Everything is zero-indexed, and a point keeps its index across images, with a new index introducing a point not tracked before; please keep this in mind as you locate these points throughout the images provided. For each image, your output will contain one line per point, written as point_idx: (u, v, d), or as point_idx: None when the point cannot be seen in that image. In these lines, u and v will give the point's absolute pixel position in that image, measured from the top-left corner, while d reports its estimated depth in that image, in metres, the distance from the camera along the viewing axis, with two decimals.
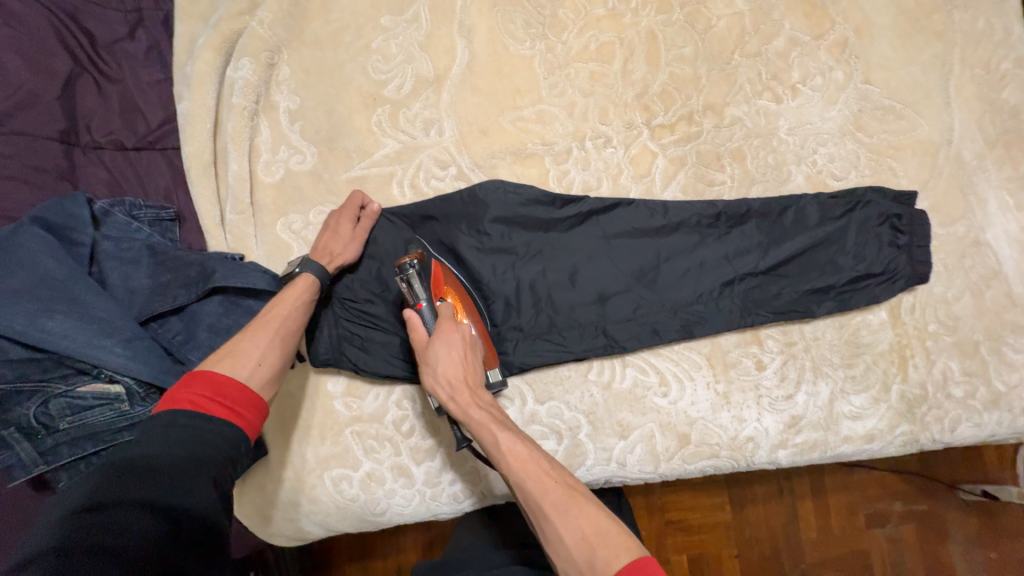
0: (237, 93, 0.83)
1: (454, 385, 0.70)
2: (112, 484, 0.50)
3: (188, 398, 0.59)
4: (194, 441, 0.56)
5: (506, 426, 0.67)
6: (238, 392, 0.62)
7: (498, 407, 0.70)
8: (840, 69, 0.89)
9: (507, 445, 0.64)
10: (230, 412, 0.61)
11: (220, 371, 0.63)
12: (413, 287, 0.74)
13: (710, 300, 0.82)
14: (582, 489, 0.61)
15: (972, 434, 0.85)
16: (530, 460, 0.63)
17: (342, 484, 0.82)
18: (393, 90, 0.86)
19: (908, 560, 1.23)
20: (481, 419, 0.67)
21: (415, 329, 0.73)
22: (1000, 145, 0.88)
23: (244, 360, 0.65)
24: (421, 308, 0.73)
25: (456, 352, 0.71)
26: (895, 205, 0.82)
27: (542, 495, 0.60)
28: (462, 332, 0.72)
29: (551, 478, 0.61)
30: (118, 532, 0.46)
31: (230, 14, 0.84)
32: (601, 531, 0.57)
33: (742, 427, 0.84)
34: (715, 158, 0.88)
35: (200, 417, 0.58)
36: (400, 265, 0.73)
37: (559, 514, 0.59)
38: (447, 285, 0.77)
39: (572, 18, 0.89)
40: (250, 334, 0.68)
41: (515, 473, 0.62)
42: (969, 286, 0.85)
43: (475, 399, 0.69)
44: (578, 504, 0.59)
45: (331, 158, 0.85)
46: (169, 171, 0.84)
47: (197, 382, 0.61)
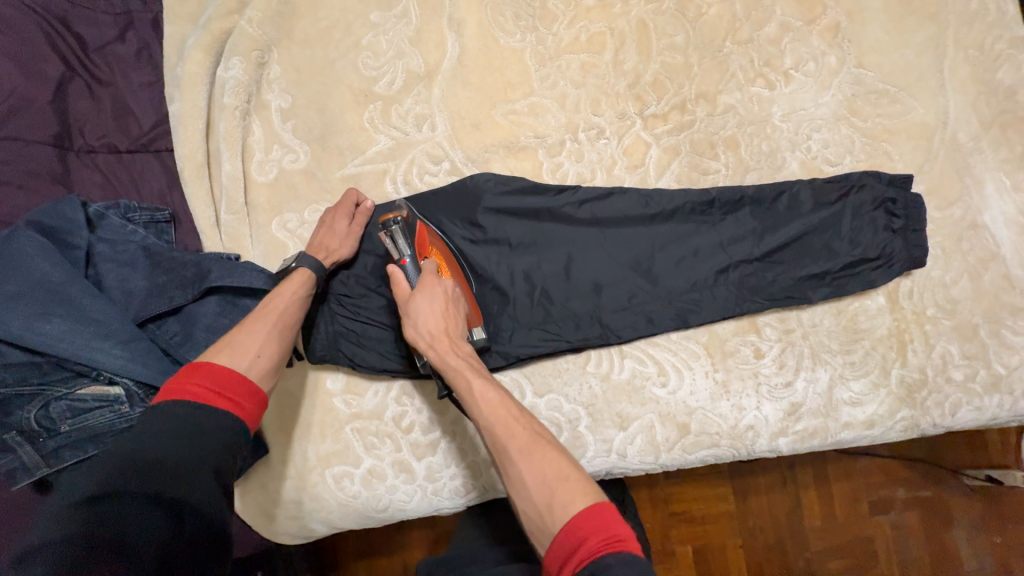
0: (228, 93, 0.83)
1: (432, 334, 0.69)
2: (116, 476, 0.50)
3: (190, 390, 0.58)
4: (195, 433, 0.55)
5: (481, 374, 0.66)
6: (240, 385, 0.61)
7: (476, 357, 0.69)
8: (832, 54, 0.88)
9: (480, 390, 0.63)
10: (232, 403, 0.60)
11: (220, 363, 0.62)
12: (398, 243, 0.74)
13: (706, 288, 0.82)
14: (551, 439, 0.61)
15: (972, 418, 0.85)
16: (502, 406, 0.62)
17: (344, 481, 0.82)
18: (384, 86, 0.86)
19: (913, 547, 1.23)
20: (457, 366, 0.66)
21: (397, 283, 0.72)
22: (995, 126, 0.88)
23: (243, 352, 0.64)
24: (405, 263, 0.73)
25: (436, 302, 0.70)
26: (890, 189, 0.82)
27: (511, 439, 0.59)
28: (445, 286, 0.71)
29: (521, 425, 0.61)
30: (123, 531, 0.46)
31: (219, 14, 0.84)
32: (563, 477, 0.56)
33: (742, 416, 0.84)
34: (709, 147, 0.88)
35: (202, 409, 0.57)
36: (385, 222, 0.74)
37: (524, 457, 0.58)
38: (431, 246, 0.77)
39: (562, 10, 0.88)
40: (248, 326, 0.67)
41: (486, 418, 0.61)
42: (966, 269, 0.85)
43: (453, 347, 0.68)
44: (545, 450, 0.59)
45: (324, 156, 0.85)
46: (162, 172, 0.84)
47: (197, 372, 0.60)
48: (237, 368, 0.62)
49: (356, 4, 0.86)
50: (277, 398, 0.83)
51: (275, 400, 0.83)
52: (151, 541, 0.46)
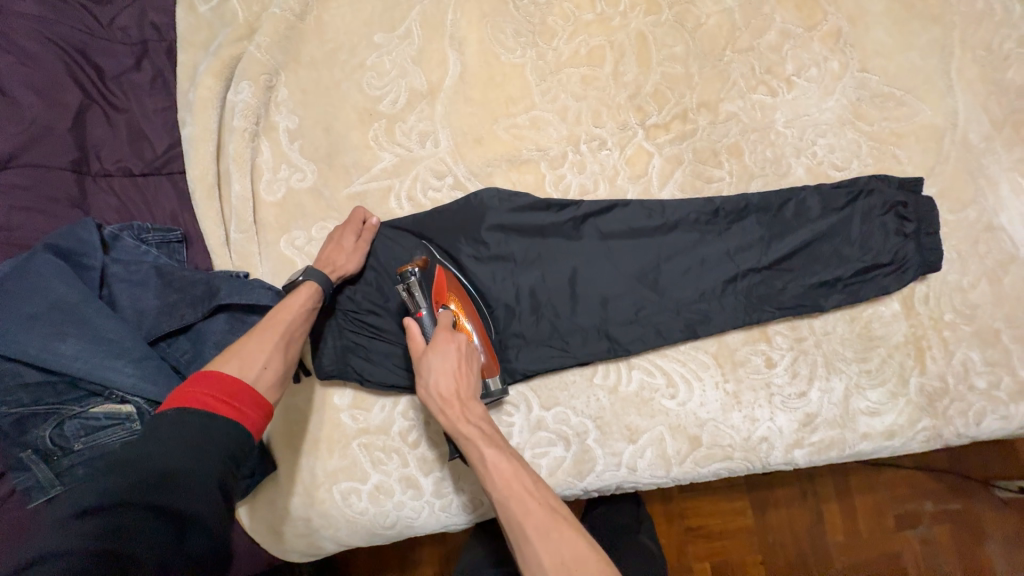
0: (238, 116, 0.85)
1: (446, 398, 0.68)
2: (122, 485, 0.50)
3: (196, 396, 0.59)
4: (204, 443, 0.56)
5: (495, 442, 0.65)
6: (245, 393, 0.62)
7: (490, 421, 0.68)
8: (835, 58, 0.88)
9: (494, 462, 0.63)
10: (239, 412, 0.61)
11: (230, 371, 0.64)
12: (414, 296, 0.74)
13: (713, 298, 0.81)
14: (567, 514, 0.60)
15: (999, 427, 0.81)
16: (516, 479, 0.62)
17: (351, 497, 0.81)
18: (388, 104, 0.88)
19: (944, 563, 1.18)
20: (471, 435, 0.65)
21: (413, 338, 0.72)
22: (1008, 127, 0.86)
23: (251, 362, 0.66)
24: (421, 316, 0.73)
25: (451, 363, 0.69)
26: (900, 193, 0.81)
27: (526, 517, 0.59)
28: (458, 342, 0.70)
29: (536, 501, 0.60)
30: (132, 541, 0.46)
31: (229, 41, 0.87)
32: (580, 559, 0.55)
33: (755, 427, 0.82)
34: (712, 155, 0.87)
35: (209, 416, 0.58)
36: (402, 274, 0.74)
37: (539, 536, 0.57)
38: (448, 292, 0.77)
39: (561, 25, 0.90)
40: (257, 337, 0.69)
41: (500, 493, 0.61)
42: (984, 273, 0.83)
43: (466, 413, 0.67)
44: (560, 529, 0.57)
45: (330, 174, 0.86)
46: (175, 194, 0.86)
47: (207, 380, 0.61)
48: (245, 378, 0.64)
49: (360, 27, 0.89)
50: (285, 413, 0.83)
51: (282, 415, 0.83)
52: (159, 553, 0.47)
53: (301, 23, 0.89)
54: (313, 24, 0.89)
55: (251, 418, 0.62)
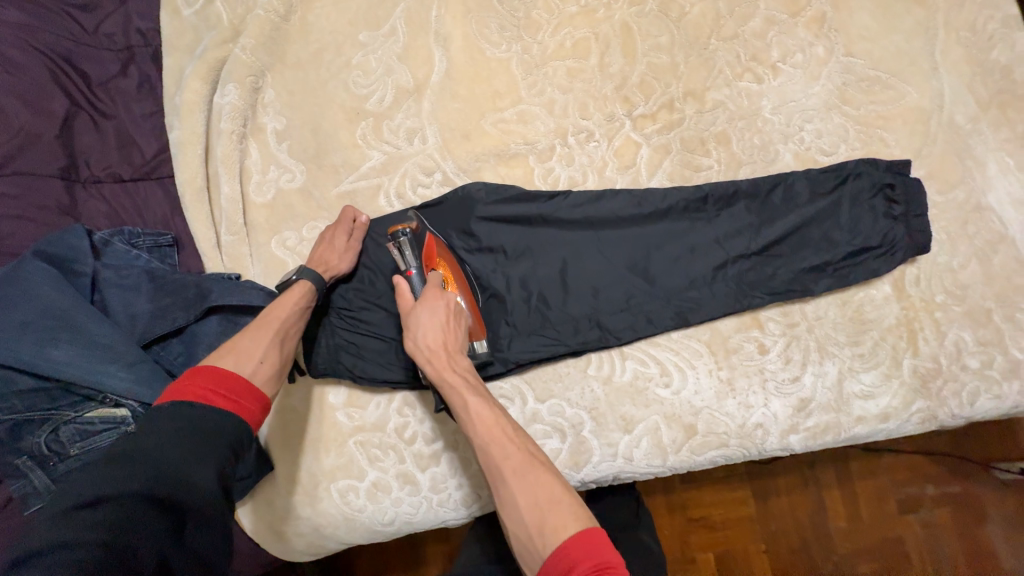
0: (225, 118, 0.85)
1: (432, 348, 0.69)
2: (121, 477, 0.50)
3: (192, 391, 0.60)
4: (200, 437, 0.56)
5: (478, 391, 0.66)
6: (242, 386, 0.63)
7: (474, 373, 0.69)
8: (820, 44, 0.88)
9: (476, 408, 0.64)
10: (237, 405, 0.61)
11: (225, 366, 0.63)
12: (405, 255, 0.75)
13: (704, 285, 0.81)
14: (545, 461, 0.61)
15: (993, 407, 0.81)
16: (497, 425, 0.62)
17: (349, 495, 0.82)
18: (375, 103, 0.88)
19: (947, 546, 1.18)
20: (455, 382, 0.66)
21: (402, 294, 0.74)
22: (994, 106, 0.86)
23: (247, 357, 0.65)
24: (410, 274, 0.75)
25: (437, 315, 0.70)
26: (888, 175, 0.81)
27: (505, 460, 0.60)
28: (447, 300, 0.72)
29: (516, 445, 0.61)
30: (129, 535, 0.47)
31: (214, 43, 0.87)
32: (555, 500, 0.57)
33: (750, 414, 0.82)
34: (700, 144, 0.87)
35: (207, 410, 0.59)
36: (393, 232, 0.75)
37: (516, 477, 0.59)
38: (439, 257, 0.77)
39: (546, 19, 0.90)
40: (252, 333, 0.68)
41: (481, 438, 0.62)
42: (974, 253, 0.83)
43: (451, 362, 0.68)
44: (538, 472, 0.59)
45: (319, 174, 0.87)
46: (165, 199, 0.86)
47: (202, 375, 0.61)
48: (242, 372, 0.64)
49: (345, 26, 0.89)
50: (281, 413, 0.84)
51: (279, 416, 0.84)
52: (156, 548, 0.48)
53: (286, 24, 0.89)
54: (297, 24, 0.89)
55: (248, 411, 0.63)
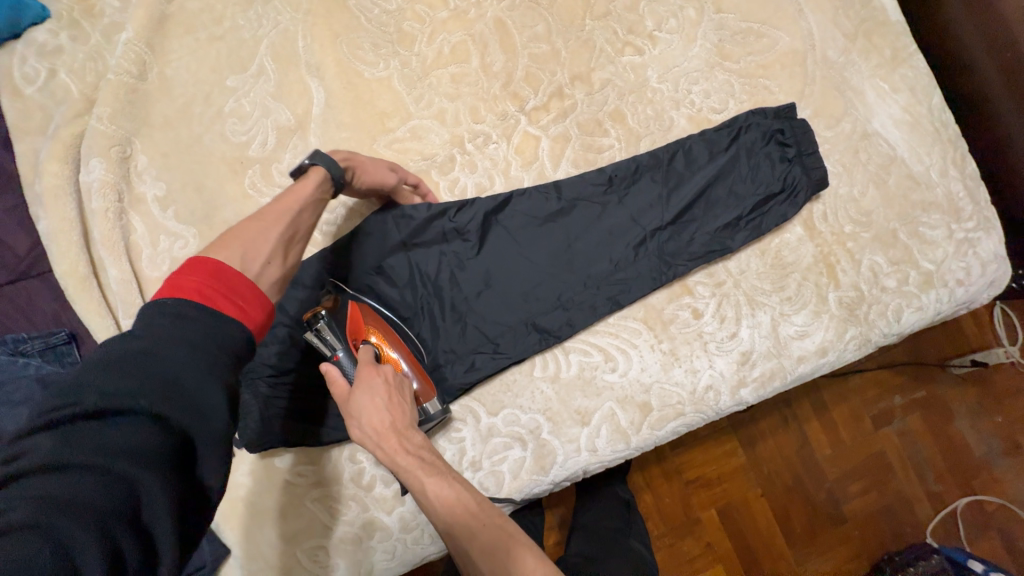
0: (96, 196, 0.79)
1: (379, 432, 0.63)
2: (123, 389, 0.44)
3: (195, 288, 0.53)
4: (205, 350, 0.50)
5: (435, 469, 0.62)
6: (248, 289, 0.56)
7: (430, 447, 0.65)
8: (690, 6, 0.89)
9: (435, 489, 0.61)
10: (238, 309, 0.54)
11: (229, 263, 0.57)
12: (327, 340, 0.71)
13: (629, 265, 0.81)
14: (515, 530, 0.59)
15: (918, 319, 0.85)
16: (460, 503, 0.60)
17: (319, 556, 0.78)
18: (258, 147, 0.83)
19: (923, 449, 1.24)
20: (410, 466, 0.62)
21: (334, 382, 0.67)
22: (861, 36, 0.89)
23: (254, 255, 0.60)
24: (338, 358, 0.69)
25: (379, 396, 0.65)
26: (776, 121, 0.83)
27: (472, 540, 0.57)
28: (384, 374, 0.67)
29: (480, 521, 0.58)
30: (130, 467, 0.42)
31: (67, 119, 0.81)
32: None
33: (698, 378, 0.83)
34: (597, 125, 0.87)
35: (210, 311, 0.52)
36: (309, 321, 0.70)
37: (486, 559, 0.56)
38: (368, 325, 0.73)
39: (418, 29, 0.87)
40: (260, 224, 0.62)
41: (445, 520, 0.59)
42: (870, 179, 0.86)
43: (402, 443, 0.63)
44: (508, 547, 0.57)
45: (213, 234, 0.81)
46: (52, 294, 0.79)
47: (196, 269, 0.54)
48: (245, 272, 0.58)
49: (209, 74, 0.84)
50: (227, 490, 0.79)
51: (227, 492, 0.79)
52: (162, 479, 0.43)
53: (143, 84, 0.83)
54: (157, 82, 0.83)
55: (247, 313, 0.55)
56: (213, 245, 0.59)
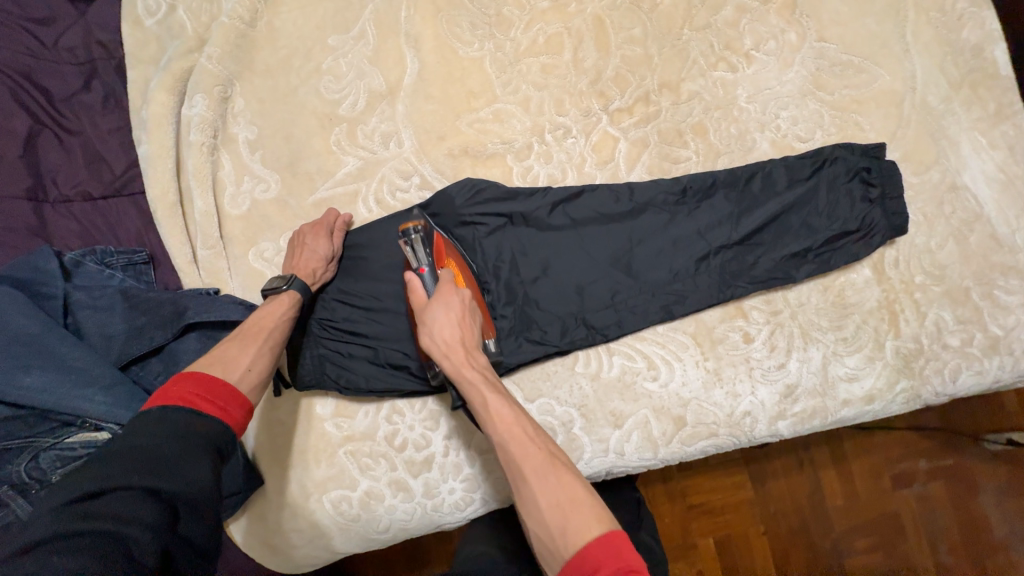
0: (194, 130, 0.84)
1: (448, 343, 0.67)
2: (113, 472, 0.50)
3: (179, 396, 0.58)
4: (189, 435, 0.55)
5: (497, 388, 0.65)
6: (230, 393, 0.62)
7: (492, 370, 0.68)
8: (792, 30, 0.88)
9: (495, 405, 0.62)
10: (222, 411, 0.60)
11: (214, 372, 0.62)
12: (416, 252, 0.73)
13: (687, 278, 0.81)
14: (567, 463, 0.60)
15: (975, 383, 0.82)
16: (517, 423, 0.61)
17: (342, 505, 0.81)
18: (348, 107, 0.86)
19: (940, 518, 1.20)
20: (472, 378, 0.65)
21: (415, 292, 0.72)
22: (965, 86, 0.87)
23: (236, 364, 0.65)
24: (422, 272, 0.73)
25: (453, 311, 0.68)
26: (863, 159, 0.81)
27: (526, 460, 0.59)
28: (462, 295, 0.70)
29: (535, 444, 0.60)
30: (124, 531, 0.46)
31: (179, 54, 0.85)
32: (577, 503, 0.55)
33: (738, 403, 0.82)
34: (678, 135, 0.87)
35: (190, 413, 0.57)
36: (404, 229, 0.73)
37: (538, 478, 0.57)
38: (448, 257, 0.76)
39: (517, 15, 0.89)
40: (239, 340, 0.68)
41: (501, 435, 0.61)
42: (951, 233, 0.84)
43: (469, 359, 0.66)
44: (559, 474, 0.58)
45: (295, 183, 0.85)
46: (138, 215, 0.85)
47: (185, 380, 0.60)
48: (228, 378, 0.63)
49: (313, 30, 0.88)
50: (266, 426, 0.83)
51: (265, 429, 0.83)
52: (154, 540, 0.47)
53: (252, 31, 0.87)
54: (265, 31, 0.87)
55: (231, 414, 0.61)
56: (199, 361, 0.64)
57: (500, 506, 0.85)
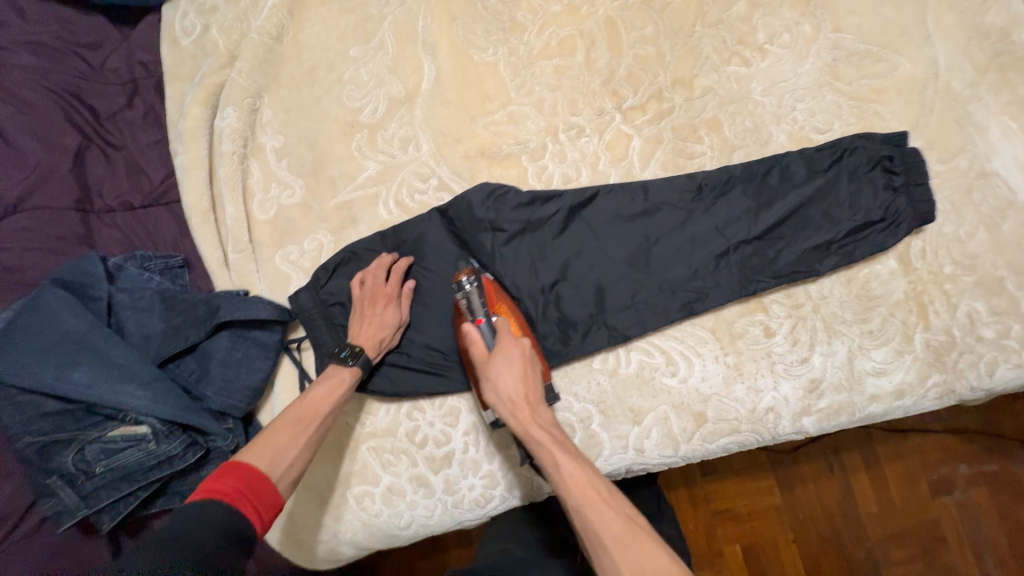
0: (225, 140, 0.88)
1: (513, 399, 0.70)
2: (160, 562, 0.48)
3: (224, 490, 0.59)
4: (227, 528, 0.56)
5: (565, 447, 0.67)
6: (270, 494, 0.63)
7: (557, 426, 0.70)
8: (807, 22, 0.87)
9: (566, 466, 0.65)
10: (255, 512, 0.60)
11: (261, 467, 0.64)
12: (472, 303, 0.76)
13: (708, 275, 0.81)
14: (644, 527, 0.60)
15: (1014, 377, 0.79)
16: (589, 484, 0.63)
17: (366, 500, 0.83)
18: (369, 114, 0.90)
19: (985, 527, 1.14)
20: (540, 437, 0.67)
21: (475, 345, 0.74)
22: (992, 71, 0.84)
23: (282, 459, 0.66)
24: (480, 324, 0.75)
25: (515, 366, 0.71)
26: (885, 148, 0.80)
27: (601, 525, 0.60)
28: (522, 347, 0.72)
29: (608, 508, 0.61)
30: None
31: (212, 69, 0.91)
32: (658, 571, 0.55)
33: (759, 398, 0.81)
34: (692, 131, 0.87)
35: (231, 511, 0.58)
36: (460, 283, 0.76)
37: (615, 545, 0.58)
38: (501, 303, 0.78)
39: (530, 20, 0.91)
40: (292, 427, 0.69)
41: (574, 498, 0.62)
42: (982, 221, 0.81)
43: (535, 415, 0.69)
44: (637, 539, 0.58)
45: (318, 187, 0.89)
46: (174, 221, 0.89)
47: (236, 474, 0.61)
48: (272, 474, 0.64)
49: (335, 43, 0.92)
50: None
51: None
52: None
53: (279, 45, 0.92)
54: (290, 45, 0.92)
55: (262, 517, 0.61)
56: (252, 446, 0.66)
57: (520, 503, 0.85)
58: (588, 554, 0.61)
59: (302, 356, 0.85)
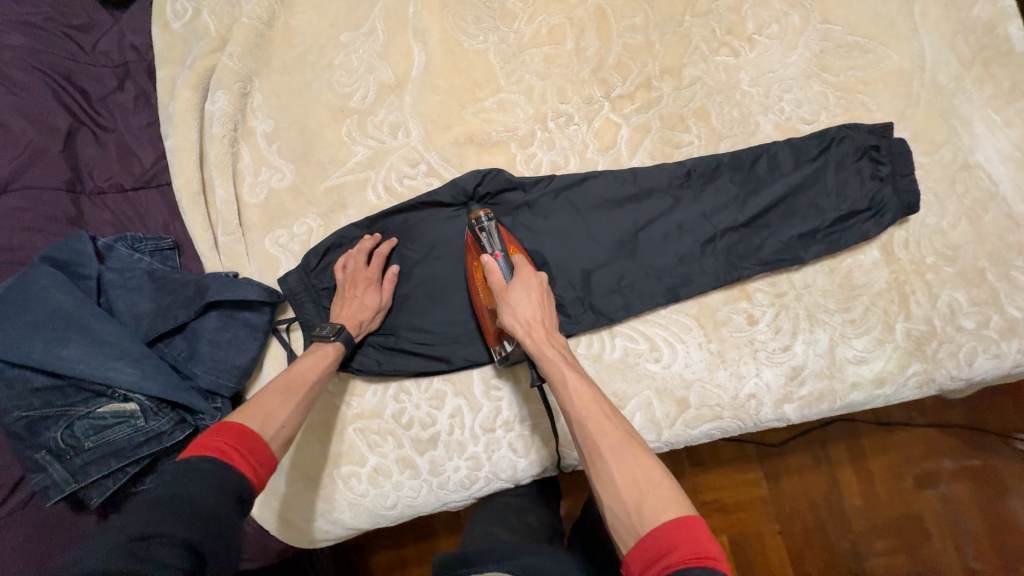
0: (216, 124, 0.89)
1: (529, 322, 0.69)
2: (159, 519, 0.50)
3: (215, 446, 0.60)
4: (221, 482, 0.56)
5: (576, 369, 0.67)
6: (261, 450, 0.63)
7: (570, 352, 0.70)
8: (795, 13, 0.88)
9: (575, 384, 0.65)
10: (248, 467, 0.61)
11: (253, 426, 0.64)
12: (491, 239, 0.76)
13: (693, 261, 0.82)
14: (643, 445, 0.61)
15: (993, 367, 0.80)
16: (595, 402, 0.63)
17: (352, 481, 0.84)
18: (359, 100, 0.90)
19: (967, 521, 1.15)
20: (553, 356, 0.67)
21: (492, 274, 0.74)
22: (977, 64, 0.85)
23: (272, 420, 0.67)
24: (498, 257, 0.75)
25: (533, 294, 0.71)
26: (871, 137, 0.81)
27: (604, 437, 0.60)
28: (540, 279, 0.73)
29: (613, 424, 0.61)
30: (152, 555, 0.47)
31: (203, 53, 0.91)
32: (653, 481, 0.56)
33: (742, 385, 0.82)
34: (679, 120, 0.88)
35: (221, 466, 0.58)
36: (478, 217, 0.77)
37: (616, 457, 0.59)
38: (516, 244, 0.80)
39: (521, 7, 0.91)
40: (282, 393, 0.70)
41: (580, 412, 0.63)
42: (964, 213, 0.82)
43: (551, 337, 0.69)
44: (636, 453, 0.59)
45: (308, 171, 0.90)
46: (165, 204, 0.89)
47: (227, 430, 0.62)
48: (264, 434, 0.65)
49: (327, 28, 0.92)
50: None
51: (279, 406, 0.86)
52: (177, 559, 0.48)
53: (270, 30, 0.92)
54: (281, 30, 0.92)
55: (257, 472, 0.62)
56: (242, 408, 0.67)
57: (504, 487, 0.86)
58: (589, 465, 0.61)
59: (290, 338, 0.85)
